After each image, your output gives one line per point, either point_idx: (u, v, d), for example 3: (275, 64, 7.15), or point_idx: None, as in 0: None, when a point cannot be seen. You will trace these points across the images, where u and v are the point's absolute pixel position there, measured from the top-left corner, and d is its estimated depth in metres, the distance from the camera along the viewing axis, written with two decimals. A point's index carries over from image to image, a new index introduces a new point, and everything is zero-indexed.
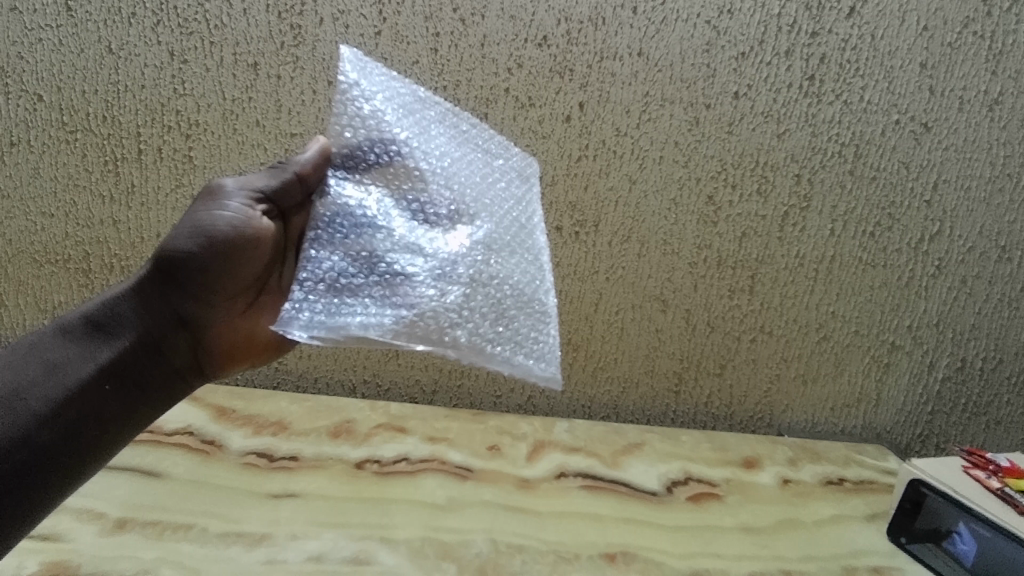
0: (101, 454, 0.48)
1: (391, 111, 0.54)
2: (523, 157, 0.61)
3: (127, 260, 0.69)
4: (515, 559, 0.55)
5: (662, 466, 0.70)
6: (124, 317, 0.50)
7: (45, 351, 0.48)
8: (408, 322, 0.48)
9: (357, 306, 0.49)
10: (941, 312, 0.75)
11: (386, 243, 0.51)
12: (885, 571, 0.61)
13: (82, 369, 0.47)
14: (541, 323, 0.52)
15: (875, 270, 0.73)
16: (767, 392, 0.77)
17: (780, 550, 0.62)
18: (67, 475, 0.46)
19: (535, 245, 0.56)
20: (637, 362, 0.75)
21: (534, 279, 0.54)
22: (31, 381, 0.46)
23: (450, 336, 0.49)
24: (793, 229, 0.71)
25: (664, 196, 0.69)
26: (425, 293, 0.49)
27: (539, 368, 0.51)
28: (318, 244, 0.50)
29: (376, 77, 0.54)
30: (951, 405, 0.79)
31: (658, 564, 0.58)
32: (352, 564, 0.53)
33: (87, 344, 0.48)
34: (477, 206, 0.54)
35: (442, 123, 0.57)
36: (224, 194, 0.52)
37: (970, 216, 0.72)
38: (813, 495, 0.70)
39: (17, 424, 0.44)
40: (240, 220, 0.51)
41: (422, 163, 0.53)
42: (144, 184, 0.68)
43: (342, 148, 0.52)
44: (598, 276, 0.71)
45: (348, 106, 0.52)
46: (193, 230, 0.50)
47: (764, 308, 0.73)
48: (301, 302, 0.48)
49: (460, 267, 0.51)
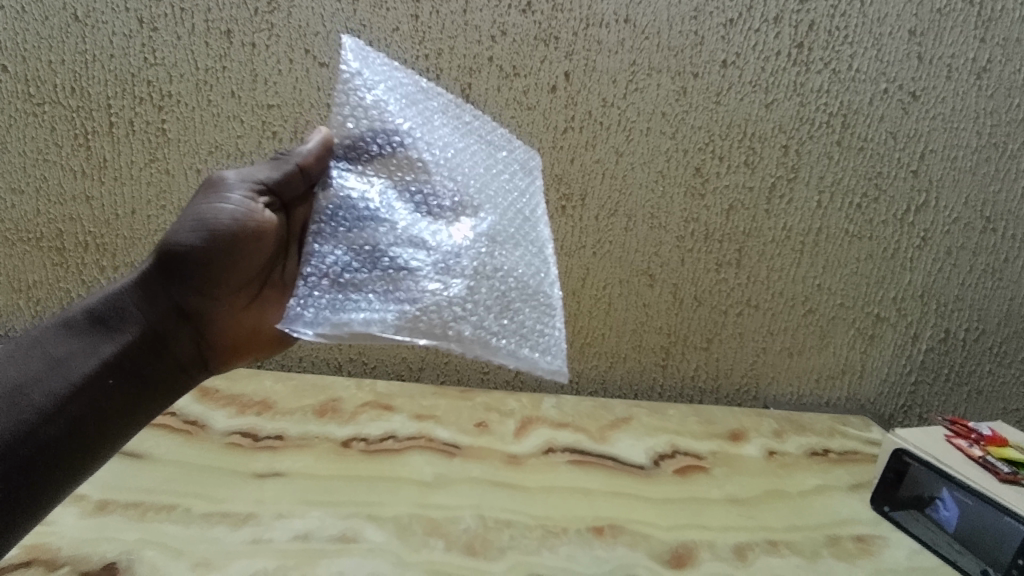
0: (104, 448, 0.47)
1: (394, 101, 0.52)
2: (527, 150, 0.62)
3: (103, 238, 0.68)
4: (503, 534, 0.55)
5: (650, 440, 0.71)
6: (127, 311, 0.49)
7: (49, 346, 0.47)
8: (411, 317, 0.47)
9: (361, 301, 0.48)
10: (926, 284, 0.75)
11: (389, 236, 0.50)
12: (869, 540, 0.62)
13: (85, 363, 0.47)
14: (546, 316, 0.52)
15: (862, 242, 0.73)
16: (753, 365, 0.77)
17: (767, 520, 0.62)
18: (69, 469, 0.45)
19: (539, 237, 0.55)
20: (625, 337, 0.75)
21: (539, 271, 0.53)
22: (35, 376, 0.45)
23: (454, 330, 0.48)
24: (780, 201, 0.70)
25: (651, 168, 0.68)
26: (427, 287, 0.49)
27: (544, 361, 0.50)
28: (322, 238, 0.49)
29: (378, 67, 0.53)
30: (934, 374, 0.79)
31: (646, 536, 0.58)
32: (339, 542, 0.53)
33: (90, 338, 0.48)
34: (481, 197, 0.53)
35: (445, 113, 0.56)
36: (225, 186, 0.50)
37: (956, 186, 0.72)
38: (798, 467, 0.70)
39: (23, 420, 0.43)
40: (241, 213, 0.49)
41: (424, 153, 0.52)
42: (116, 158, 0.66)
43: (344, 139, 0.51)
44: (585, 250, 0.71)
45: (350, 96, 0.51)
46: (195, 223, 0.49)
47: (751, 281, 0.73)
48: (306, 299, 0.48)
49: (464, 259, 0.50)
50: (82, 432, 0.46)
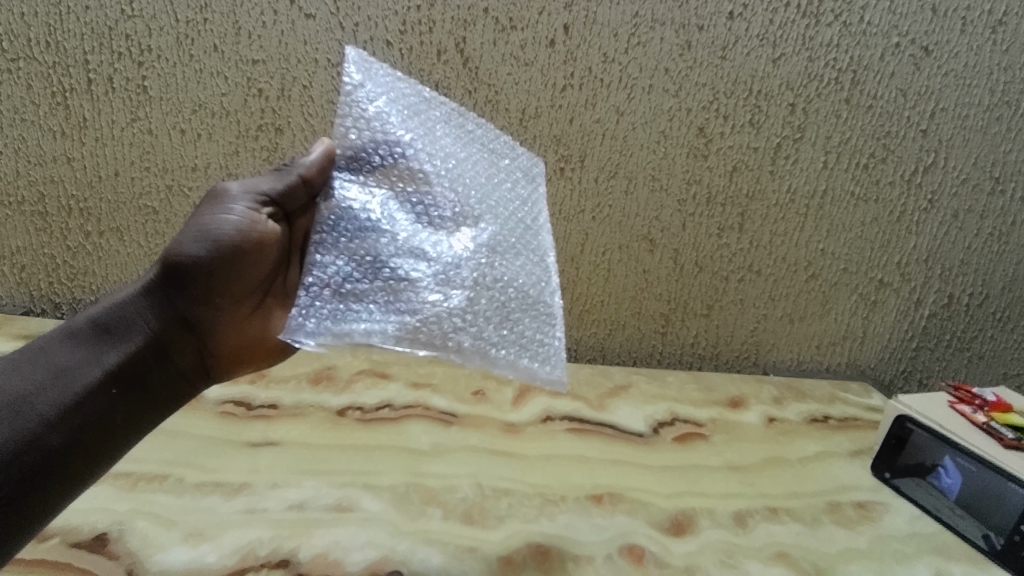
0: (107, 456, 0.45)
1: (395, 113, 0.50)
2: (530, 156, 0.58)
3: (86, 202, 0.66)
4: (502, 503, 0.55)
5: (649, 407, 0.70)
6: (131, 320, 0.48)
7: (52, 357, 0.45)
8: (412, 329, 0.46)
9: (363, 312, 0.47)
10: (931, 248, 0.73)
11: (390, 247, 0.48)
12: (869, 506, 0.61)
13: (89, 372, 0.45)
14: (547, 326, 0.50)
15: (867, 205, 0.71)
16: (754, 332, 0.76)
17: (767, 487, 0.62)
18: (71, 478, 0.43)
19: (541, 246, 0.53)
20: (624, 304, 0.73)
21: (539, 281, 0.52)
22: (38, 386, 0.43)
23: (454, 341, 0.47)
24: (785, 162, 0.68)
25: (652, 129, 0.66)
26: (428, 298, 0.47)
27: (544, 371, 0.49)
28: (323, 248, 0.47)
29: (381, 78, 0.51)
30: (936, 340, 0.79)
31: (645, 504, 0.57)
32: (335, 511, 0.52)
33: (94, 347, 0.46)
34: (481, 208, 0.52)
35: (448, 123, 0.54)
36: (228, 198, 0.49)
37: (966, 146, 0.70)
38: (798, 433, 0.70)
39: (22, 431, 0.41)
40: (244, 224, 0.48)
41: (425, 164, 0.50)
42: (97, 117, 0.64)
43: (347, 150, 0.49)
44: (584, 215, 0.69)
45: (352, 108, 0.48)
46: (199, 234, 0.47)
47: (754, 246, 0.72)
48: (307, 308, 0.46)
49: (464, 270, 0.49)
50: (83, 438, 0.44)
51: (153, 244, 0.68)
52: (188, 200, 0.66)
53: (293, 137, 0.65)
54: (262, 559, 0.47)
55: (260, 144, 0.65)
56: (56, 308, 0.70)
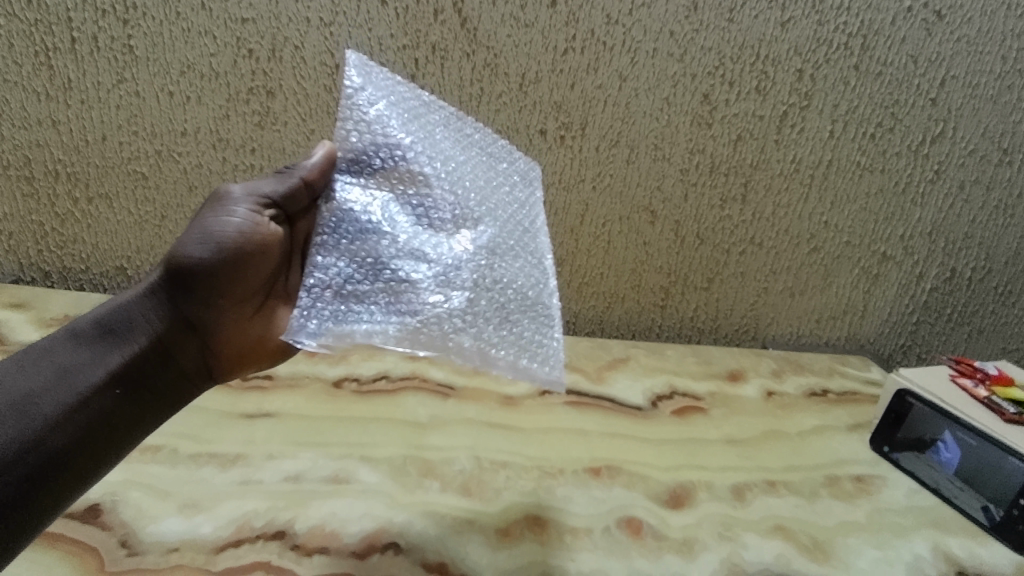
0: (109, 457, 0.44)
1: (396, 116, 0.50)
2: (527, 160, 0.59)
3: (74, 167, 0.65)
4: (499, 476, 0.54)
5: (647, 380, 0.69)
6: (136, 321, 0.46)
7: (56, 356, 0.44)
8: (412, 329, 0.45)
9: (364, 313, 0.45)
10: (935, 221, 0.72)
11: (391, 249, 0.47)
12: (868, 480, 0.61)
13: (93, 374, 0.44)
14: (545, 327, 0.49)
15: (873, 175, 0.70)
16: (754, 306, 0.76)
17: (765, 460, 0.61)
18: (74, 479, 0.42)
19: (538, 247, 0.53)
20: (623, 277, 0.73)
21: (537, 282, 0.51)
22: (43, 386, 0.42)
23: (454, 342, 0.45)
24: (791, 131, 0.67)
25: (656, 95, 0.65)
26: (430, 300, 0.46)
27: (543, 371, 0.46)
28: (324, 250, 0.46)
29: (382, 81, 0.51)
30: (936, 315, 0.78)
31: (644, 477, 0.56)
32: (331, 483, 0.51)
33: (98, 348, 0.45)
34: (481, 210, 0.51)
35: (446, 127, 0.54)
36: (230, 200, 0.48)
37: (975, 116, 0.68)
38: (797, 407, 0.69)
39: (24, 434, 0.40)
40: (247, 226, 0.47)
41: (425, 167, 0.49)
42: (81, 78, 0.62)
43: (347, 153, 0.48)
44: (584, 185, 0.68)
45: (353, 111, 0.48)
46: (202, 236, 0.47)
47: (756, 218, 0.71)
48: (309, 309, 0.44)
49: (464, 272, 0.48)
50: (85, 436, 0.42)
51: (143, 211, 0.67)
52: (178, 165, 0.65)
53: (285, 100, 0.63)
54: (257, 531, 0.46)
55: (251, 108, 0.63)
56: (46, 276, 0.70)
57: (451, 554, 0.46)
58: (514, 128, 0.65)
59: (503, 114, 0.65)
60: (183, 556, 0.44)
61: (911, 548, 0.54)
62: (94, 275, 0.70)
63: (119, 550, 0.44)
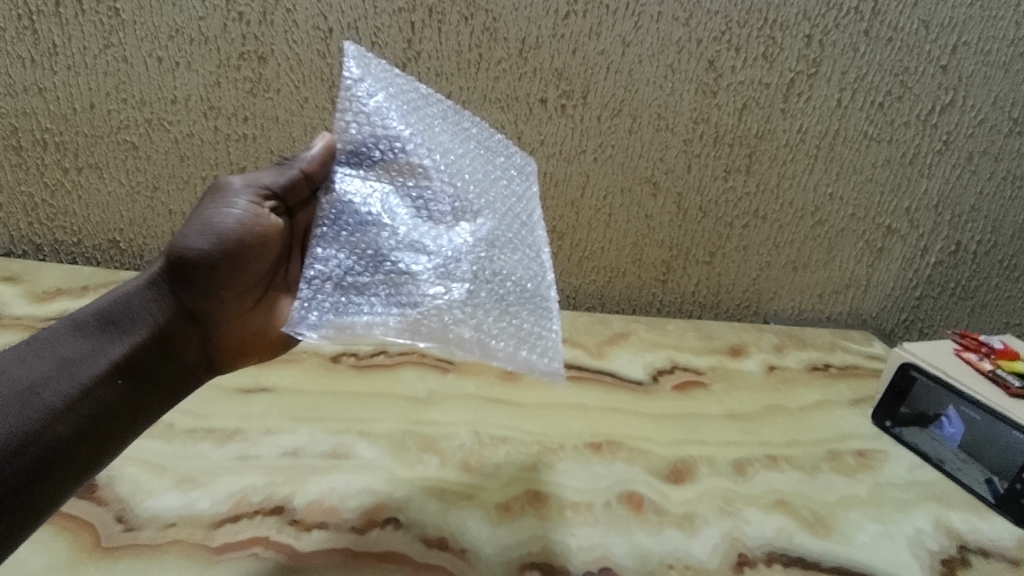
0: (111, 446, 0.42)
1: (395, 108, 0.49)
2: (524, 157, 0.57)
3: (62, 136, 0.63)
4: (499, 451, 0.53)
5: (649, 355, 0.68)
6: (138, 312, 0.45)
7: (58, 347, 0.42)
8: (413, 321, 0.43)
9: (364, 305, 0.44)
10: (941, 193, 0.71)
11: (391, 241, 0.46)
12: (870, 454, 0.61)
13: (96, 364, 0.42)
14: (543, 319, 0.47)
15: (880, 146, 0.68)
16: (756, 281, 0.75)
17: (767, 435, 0.61)
18: (76, 469, 0.40)
19: (536, 240, 0.51)
20: (624, 251, 0.71)
21: (535, 275, 0.49)
22: (45, 376, 0.40)
23: (454, 333, 0.43)
24: (798, 99, 0.65)
25: (659, 62, 0.63)
26: (430, 292, 0.45)
27: (542, 362, 0.44)
28: (324, 242, 0.45)
29: (381, 73, 0.49)
30: (940, 289, 0.77)
31: (645, 452, 0.56)
32: (330, 458, 0.51)
33: (100, 339, 0.43)
34: (480, 203, 0.49)
35: (444, 120, 0.52)
36: (230, 192, 0.47)
37: (986, 84, 0.66)
38: (798, 381, 0.69)
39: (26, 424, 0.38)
40: (248, 218, 0.46)
41: (424, 159, 0.48)
42: (67, 43, 0.60)
43: (347, 145, 0.47)
44: (585, 156, 0.66)
45: (352, 103, 0.47)
46: (203, 228, 0.46)
47: (761, 190, 0.69)
48: (309, 301, 0.44)
49: (464, 263, 0.46)
50: (87, 427, 0.41)
51: (134, 181, 0.66)
52: (169, 135, 0.64)
53: (277, 67, 0.61)
54: (255, 506, 0.46)
55: (243, 74, 0.61)
56: (38, 249, 0.69)
57: (452, 529, 0.46)
58: (513, 96, 0.64)
59: (502, 82, 0.63)
60: (181, 531, 0.43)
61: (914, 522, 0.53)
62: (86, 248, 0.69)
63: (115, 525, 0.43)
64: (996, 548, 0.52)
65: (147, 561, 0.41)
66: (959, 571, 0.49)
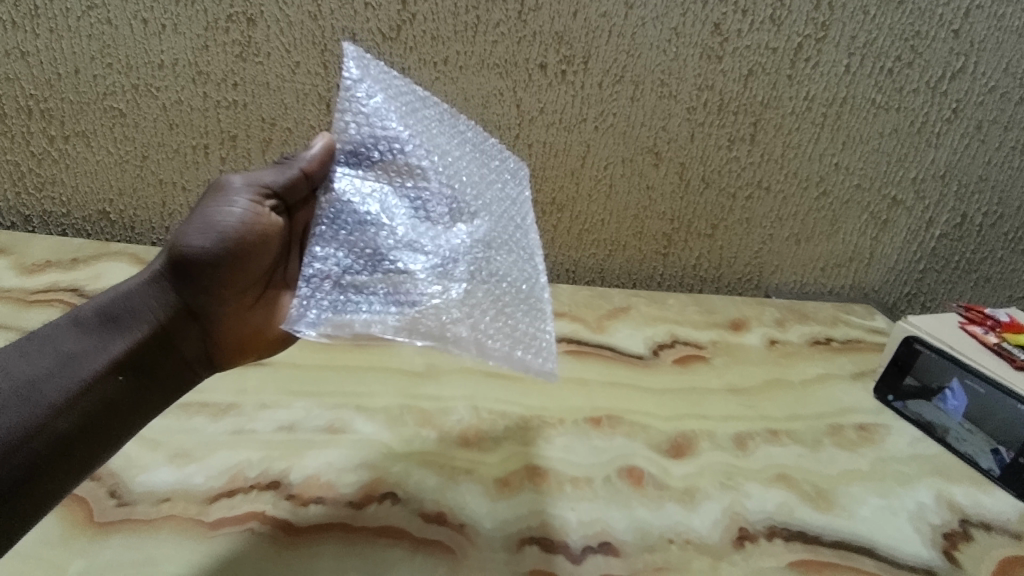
0: (111, 440, 0.41)
1: (395, 110, 0.48)
2: (518, 160, 0.57)
3: (47, 103, 0.62)
4: (498, 425, 0.53)
5: (649, 329, 0.67)
6: (139, 309, 0.44)
7: (59, 343, 0.41)
8: (410, 319, 0.42)
9: (363, 303, 0.43)
10: (949, 162, 0.70)
11: (390, 240, 0.45)
12: (872, 429, 0.60)
13: (96, 361, 0.41)
14: (538, 321, 0.45)
15: (888, 114, 0.67)
16: (758, 254, 0.74)
17: (768, 409, 0.60)
18: (78, 462, 0.39)
19: (529, 242, 0.50)
20: (625, 224, 0.70)
21: (528, 275, 0.47)
22: (46, 372, 0.39)
23: (451, 333, 0.41)
24: (805, 65, 0.64)
25: (664, 25, 0.61)
26: (429, 290, 0.43)
27: (537, 363, 0.42)
28: (323, 241, 0.44)
29: (380, 75, 0.49)
30: (943, 262, 0.76)
31: (644, 427, 0.55)
32: (325, 433, 0.50)
33: (101, 335, 0.42)
34: (477, 205, 0.48)
35: (441, 123, 0.52)
36: (230, 191, 0.46)
37: (998, 50, 0.65)
38: (800, 355, 0.68)
39: (26, 418, 0.37)
40: (248, 217, 0.45)
41: (423, 159, 0.47)
42: (49, 5, 0.58)
43: (346, 144, 0.46)
44: (586, 125, 0.65)
45: (352, 104, 0.46)
46: (203, 229, 0.44)
47: (765, 160, 0.68)
48: (308, 299, 0.42)
49: (461, 264, 0.45)
50: (85, 419, 0.40)
51: (123, 150, 0.64)
52: (157, 102, 0.62)
53: (267, 29, 0.59)
54: (252, 481, 0.45)
55: (232, 38, 0.59)
56: (27, 221, 0.68)
57: (450, 504, 0.45)
58: (512, 62, 0.62)
59: (500, 46, 0.61)
60: (175, 505, 0.43)
61: (915, 496, 0.53)
62: (76, 220, 0.68)
63: (108, 500, 0.42)
64: (997, 522, 0.52)
65: (142, 535, 0.40)
66: (961, 546, 0.49)
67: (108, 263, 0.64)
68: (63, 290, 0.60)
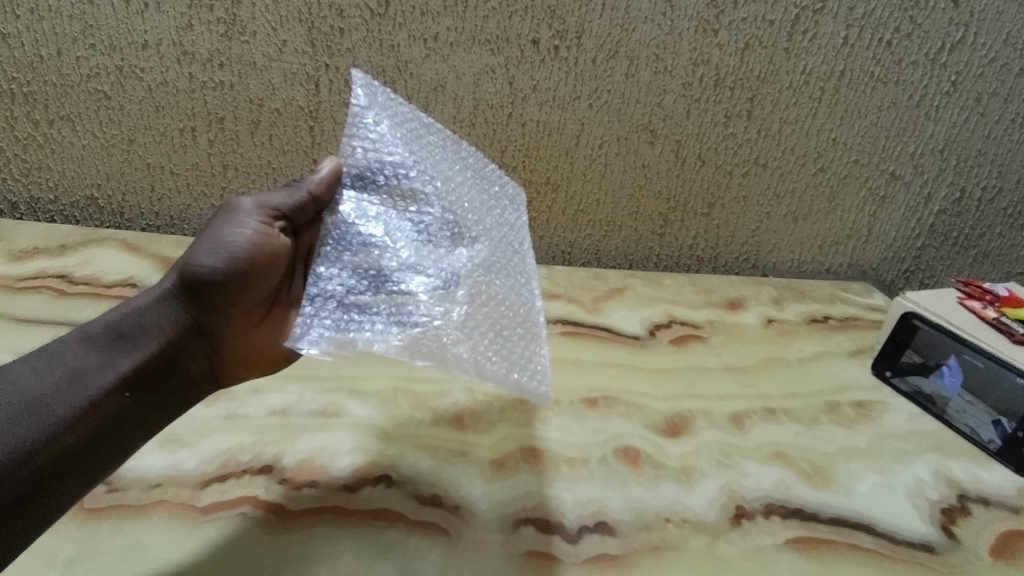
0: (116, 457, 0.40)
1: (400, 136, 0.47)
2: (515, 187, 0.57)
3: (30, 86, 0.60)
4: (493, 407, 0.52)
5: (645, 309, 0.67)
6: (148, 327, 0.43)
7: (67, 359, 0.40)
8: (411, 340, 0.41)
9: (365, 322, 0.42)
10: (948, 136, 0.69)
11: (393, 262, 0.44)
12: (869, 405, 0.60)
13: (105, 377, 0.40)
14: (534, 343, 0.44)
15: (886, 88, 0.66)
16: (755, 233, 0.73)
17: (765, 387, 0.60)
18: (82, 476, 0.38)
19: (525, 267, 0.49)
20: (620, 204, 0.69)
21: (524, 300, 0.46)
22: (54, 388, 0.39)
23: (452, 354, 0.40)
24: (803, 38, 0.63)
25: None
26: (430, 311, 0.43)
27: (532, 387, 0.41)
28: (327, 261, 0.44)
29: (387, 102, 0.48)
30: (942, 239, 0.75)
31: (641, 408, 0.55)
32: (318, 417, 0.49)
33: (110, 352, 0.41)
34: (477, 230, 0.48)
35: (445, 148, 0.51)
36: (240, 212, 0.45)
37: (999, 20, 0.64)
38: (797, 333, 0.67)
39: (34, 434, 0.37)
40: (258, 239, 0.44)
41: (427, 185, 0.46)
42: None
43: (352, 168, 0.45)
44: (580, 102, 0.64)
45: (359, 130, 0.46)
46: (213, 250, 0.43)
47: (762, 136, 0.67)
48: (311, 318, 0.42)
49: (462, 286, 0.44)
50: (92, 434, 0.39)
51: (109, 134, 0.63)
52: (142, 83, 0.61)
53: (252, 7, 0.58)
54: (244, 465, 0.44)
55: (216, 16, 0.58)
56: (14, 208, 0.67)
57: (445, 486, 0.45)
58: (504, 38, 0.61)
59: (492, 21, 0.60)
60: (167, 491, 0.42)
61: (912, 472, 0.52)
62: (63, 207, 0.67)
63: (98, 487, 0.42)
64: (996, 496, 0.51)
65: (133, 522, 0.40)
66: (959, 520, 0.49)
67: (98, 248, 0.63)
68: (50, 277, 0.60)
